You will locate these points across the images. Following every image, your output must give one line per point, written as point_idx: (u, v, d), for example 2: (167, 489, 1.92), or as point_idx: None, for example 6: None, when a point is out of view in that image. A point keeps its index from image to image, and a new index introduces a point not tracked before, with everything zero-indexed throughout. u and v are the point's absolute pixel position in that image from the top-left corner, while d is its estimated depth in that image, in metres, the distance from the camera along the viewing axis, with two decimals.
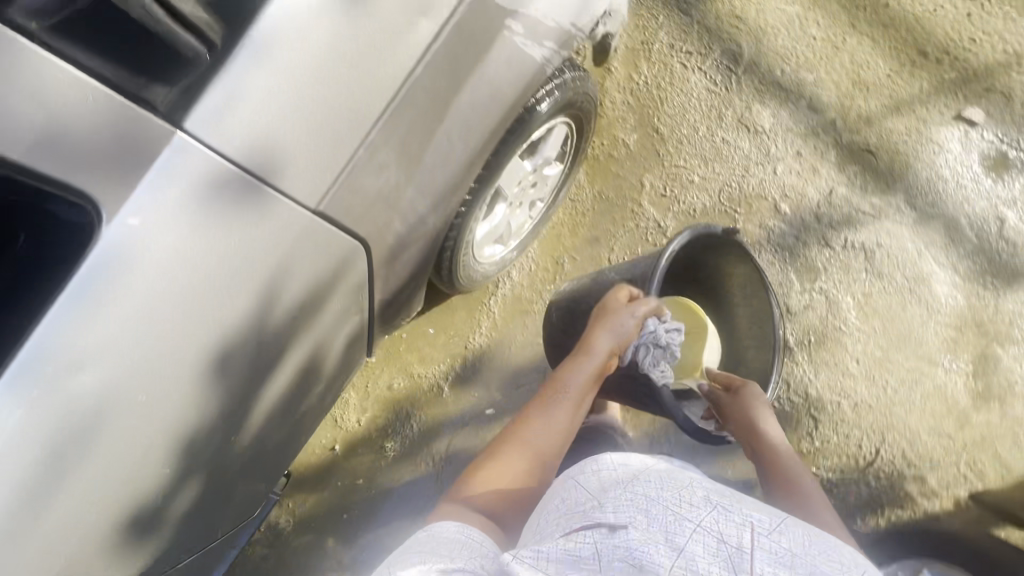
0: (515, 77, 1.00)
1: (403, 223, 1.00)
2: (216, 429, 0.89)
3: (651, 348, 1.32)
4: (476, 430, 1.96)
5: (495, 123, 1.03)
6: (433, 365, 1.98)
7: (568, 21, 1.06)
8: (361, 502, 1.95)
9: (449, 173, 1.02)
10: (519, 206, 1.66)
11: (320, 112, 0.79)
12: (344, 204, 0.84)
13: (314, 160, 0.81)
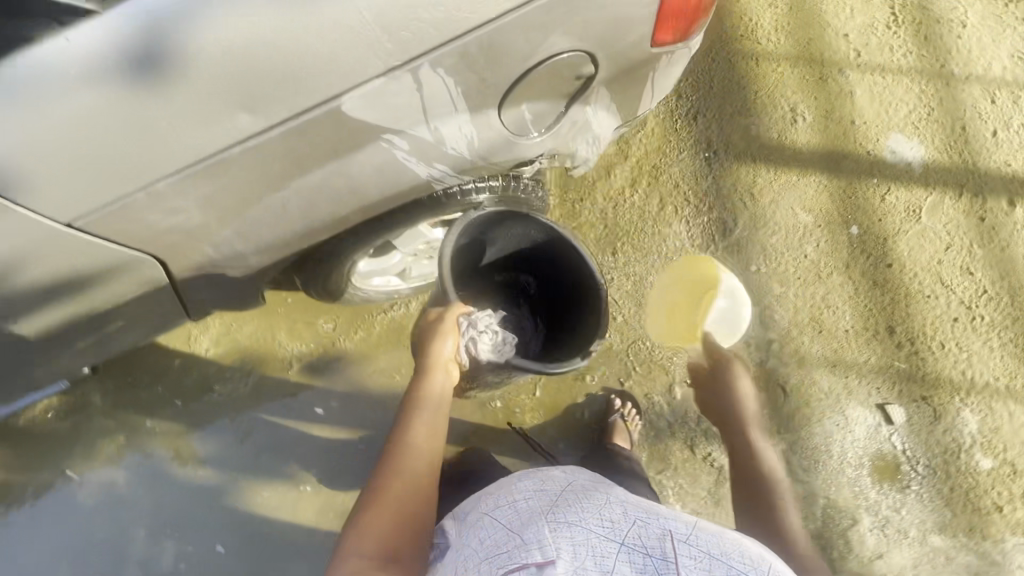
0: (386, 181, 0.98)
1: (217, 251, 1.00)
2: None
3: (477, 340, 1.24)
4: (298, 417, 1.97)
5: (353, 209, 1.01)
6: (297, 340, 2.00)
7: (478, 155, 1.03)
8: (161, 417, 1.97)
9: (284, 231, 1.00)
10: (428, 258, 1.63)
11: (78, 158, 0.82)
12: (114, 225, 0.89)
13: (72, 190, 0.84)
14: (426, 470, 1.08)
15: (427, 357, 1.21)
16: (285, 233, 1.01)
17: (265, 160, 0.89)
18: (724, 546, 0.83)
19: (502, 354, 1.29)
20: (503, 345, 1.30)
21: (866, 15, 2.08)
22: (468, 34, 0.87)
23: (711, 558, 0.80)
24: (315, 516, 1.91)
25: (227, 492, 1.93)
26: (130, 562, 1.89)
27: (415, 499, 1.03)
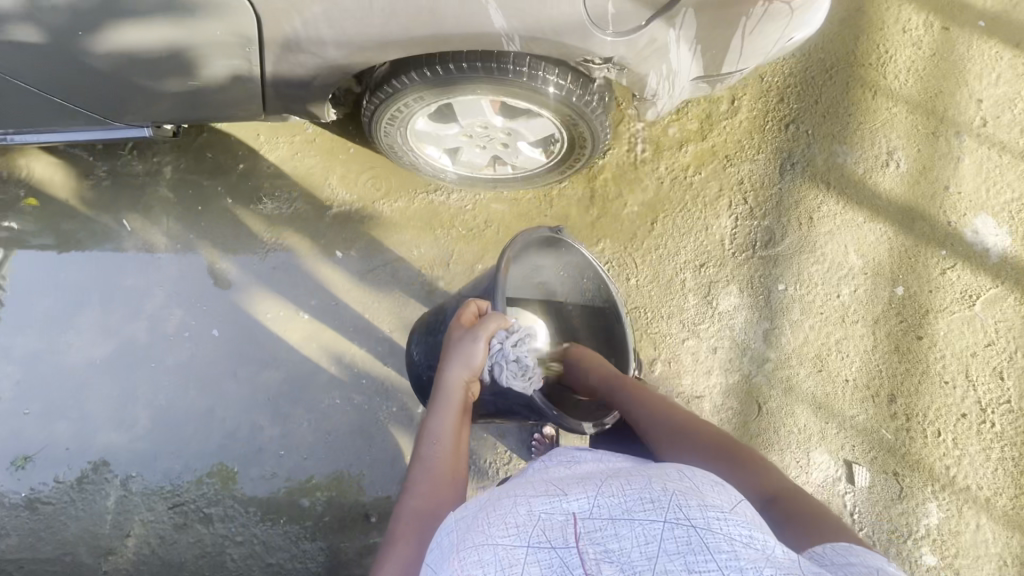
0: (463, 17, 1.07)
1: (303, 28, 1.14)
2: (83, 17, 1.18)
3: (504, 365, 1.25)
4: (319, 253, 2.14)
5: (427, 35, 1.11)
6: (344, 188, 2.16)
7: (553, 30, 1.09)
8: (214, 208, 2.22)
9: (360, 30, 1.12)
10: (480, 147, 1.74)
11: None
12: None
13: None
14: (439, 483, 1.09)
15: (448, 370, 1.23)
16: (362, 33, 1.13)
17: None
18: (659, 500, 0.78)
19: (526, 381, 1.29)
20: (531, 374, 1.30)
21: (1010, 90, 1.94)
22: None
23: (629, 520, 0.75)
24: (298, 343, 2.07)
25: (238, 291, 2.14)
26: (143, 314, 2.15)
27: (425, 510, 1.04)
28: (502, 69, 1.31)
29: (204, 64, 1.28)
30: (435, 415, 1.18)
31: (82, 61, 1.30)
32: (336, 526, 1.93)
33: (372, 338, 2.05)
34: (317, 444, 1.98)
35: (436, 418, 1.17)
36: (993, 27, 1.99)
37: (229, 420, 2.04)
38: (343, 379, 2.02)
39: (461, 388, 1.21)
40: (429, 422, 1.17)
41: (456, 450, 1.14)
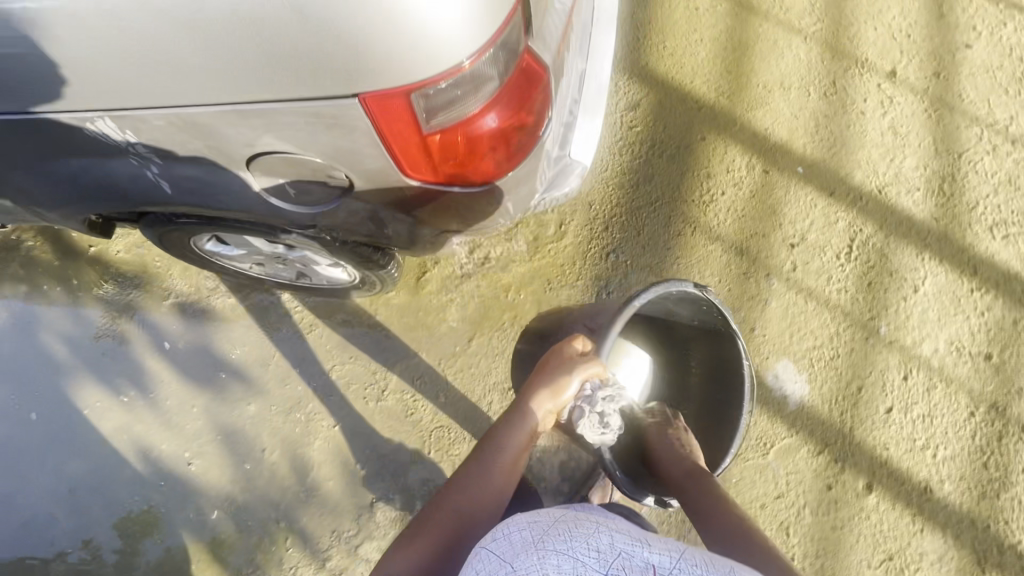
0: (146, 189, 1.19)
1: (13, 180, 1.26)
2: None
3: (587, 412, 1.35)
4: (146, 343, 2.14)
5: (127, 199, 1.24)
6: (182, 279, 2.18)
7: (238, 205, 1.18)
8: (55, 288, 2.23)
9: (62, 186, 1.24)
10: (282, 265, 1.79)
11: None
12: None
13: None
14: (494, 488, 1.17)
15: (536, 393, 1.32)
16: (66, 189, 1.25)
17: (25, 135, 1.09)
18: None
19: (603, 435, 1.36)
20: (606, 428, 1.37)
21: (820, 237, 1.99)
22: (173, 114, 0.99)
23: None
24: (110, 434, 2.05)
25: (62, 375, 2.13)
26: None
27: (466, 527, 1.09)
28: (268, 229, 1.29)
29: None
30: (509, 427, 1.27)
31: None
32: None
33: (181, 435, 2.03)
34: (110, 544, 1.94)
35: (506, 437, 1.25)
36: (811, 174, 2.06)
37: (28, 510, 2.00)
38: (147, 475, 2.00)
39: (539, 410, 1.29)
40: (499, 435, 1.25)
41: (515, 465, 1.22)
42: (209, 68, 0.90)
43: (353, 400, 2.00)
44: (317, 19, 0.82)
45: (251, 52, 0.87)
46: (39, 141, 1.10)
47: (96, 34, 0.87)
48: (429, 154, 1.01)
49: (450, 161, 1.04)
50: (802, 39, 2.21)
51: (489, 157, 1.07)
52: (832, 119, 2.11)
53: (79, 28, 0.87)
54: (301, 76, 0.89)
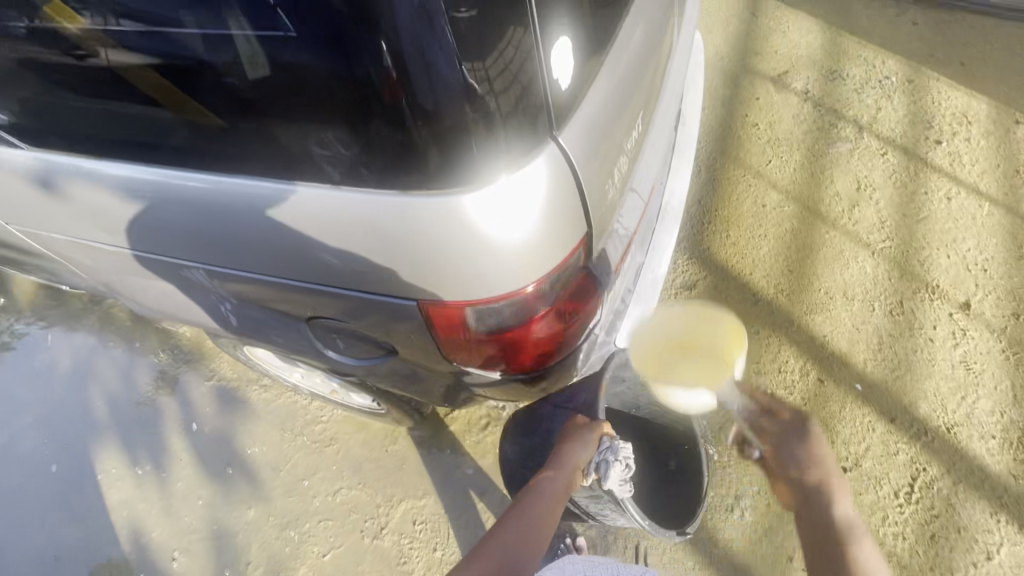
0: (223, 320, 1.32)
1: (118, 289, 1.43)
2: None
3: (613, 465, 1.17)
4: (178, 419, 2.21)
5: (206, 322, 1.37)
6: (230, 364, 2.29)
7: (298, 347, 1.29)
8: (121, 347, 2.40)
9: (155, 303, 1.39)
10: (323, 381, 1.86)
11: (19, 203, 1.25)
12: (46, 241, 1.35)
13: (17, 212, 1.29)
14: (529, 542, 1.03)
15: (561, 451, 1.20)
16: (158, 305, 1.40)
17: (136, 266, 1.25)
18: None
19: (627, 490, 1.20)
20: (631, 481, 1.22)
21: (877, 467, 1.83)
22: (259, 280, 1.12)
23: None
24: (113, 506, 2.05)
25: (95, 434, 2.21)
26: (9, 429, 2.26)
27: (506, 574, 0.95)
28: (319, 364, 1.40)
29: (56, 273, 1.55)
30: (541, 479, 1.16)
31: None
32: None
33: (176, 524, 1.99)
34: None
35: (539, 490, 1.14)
36: (871, 394, 1.95)
37: (11, 566, 1.98)
38: (131, 560, 1.95)
39: (566, 466, 1.17)
40: (528, 492, 1.14)
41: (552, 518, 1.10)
42: (301, 259, 1.02)
43: (348, 530, 1.91)
44: (391, 245, 0.92)
45: (339, 255, 0.98)
46: (146, 272, 1.26)
47: (215, 216, 1.02)
48: (472, 348, 1.05)
49: (494, 356, 1.07)
50: (870, 253, 2.22)
51: (534, 355, 1.09)
52: (897, 340, 2.04)
53: (204, 209, 1.02)
54: (376, 279, 0.98)
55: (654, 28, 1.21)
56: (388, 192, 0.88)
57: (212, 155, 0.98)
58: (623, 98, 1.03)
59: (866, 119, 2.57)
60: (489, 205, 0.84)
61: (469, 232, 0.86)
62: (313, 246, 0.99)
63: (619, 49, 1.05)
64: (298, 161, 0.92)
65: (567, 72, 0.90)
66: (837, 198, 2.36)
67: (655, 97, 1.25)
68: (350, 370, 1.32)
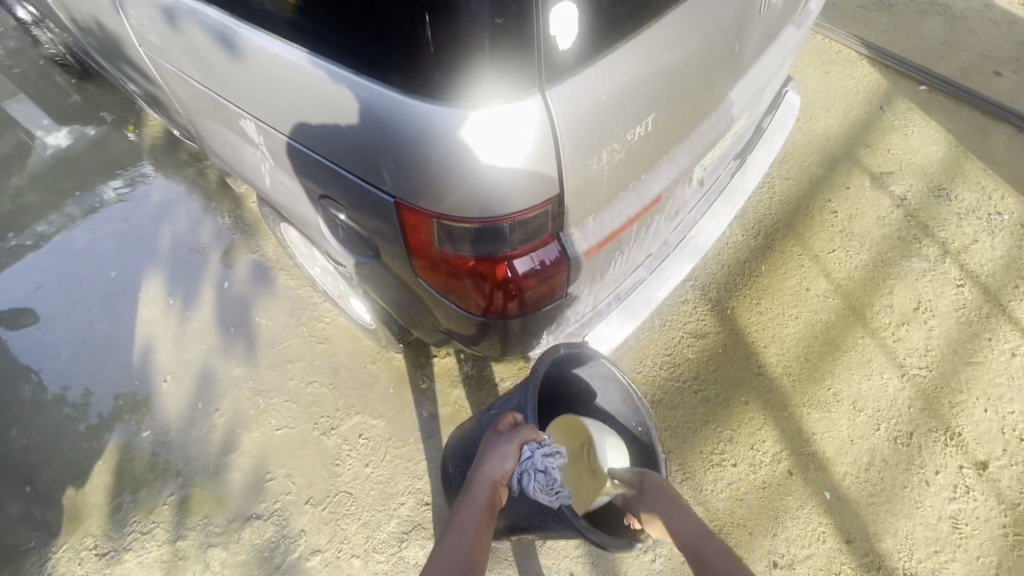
0: (277, 191, 1.44)
1: (204, 135, 1.57)
2: (108, 40, 1.66)
3: (534, 474, 1.15)
4: (217, 274, 2.51)
5: (263, 188, 1.50)
6: (274, 247, 2.57)
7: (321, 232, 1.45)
8: (200, 202, 2.77)
9: (229, 158, 1.53)
10: (336, 282, 2.05)
11: (146, 32, 1.38)
12: (159, 72, 1.48)
13: (143, 40, 1.42)
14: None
15: (479, 469, 1.16)
16: (232, 161, 1.54)
17: (223, 118, 1.37)
18: None
19: (554, 495, 1.16)
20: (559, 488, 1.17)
21: None
22: (314, 158, 1.21)
23: None
24: (140, 321, 2.38)
25: (152, 261, 2.57)
26: (96, 233, 2.69)
27: None
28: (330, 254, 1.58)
29: (168, 107, 1.73)
30: (465, 502, 1.09)
31: (113, 58, 1.82)
32: (8, 469, 2.05)
33: (178, 355, 2.28)
34: (73, 398, 2.19)
35: (463, 512, 1.06)
36: (836, 506, 1.84)
37: (51, 335, 2.37)
38: (134, 368, 2.26)
39: (490, 484, 1.12)
40: (454, 514, 1.06)
41: (483, 540, 1.02)
42: (321, 133, 1.14)
43: (306, 418, 2.09)
44: (415, 153, 1.00)
45: (352, 138, 1.09)
46: (228, 126, 1.38)
47: (293, 87, 1.12)
48: (436, 259, 1.16)
49: (453, 276, 1.19)
50: (899, 374, 2.08)
51: (486, 292, 1.19)
52: (890, 468, 1.90)
53: (286, 79, 1.12)
54: (373, 170, 1.10)
55: (726, 44, 1.20)
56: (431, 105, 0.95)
57: (303, 30, 1.07)
58: (649, 90, 1.04)
59: (957, 246, 2.39)
60: (486, 132, 0.92)
61: (451, 152, 0.95)
62: (334, 123, 1.10)
63: (680, 56, 1.08)
64: (339, 45, 1.03)
65: (572, 38, 0.92)
66: (888, 310, 2.23)
67: (699, 113, 1.25)
68: (350, 265, 1.49)
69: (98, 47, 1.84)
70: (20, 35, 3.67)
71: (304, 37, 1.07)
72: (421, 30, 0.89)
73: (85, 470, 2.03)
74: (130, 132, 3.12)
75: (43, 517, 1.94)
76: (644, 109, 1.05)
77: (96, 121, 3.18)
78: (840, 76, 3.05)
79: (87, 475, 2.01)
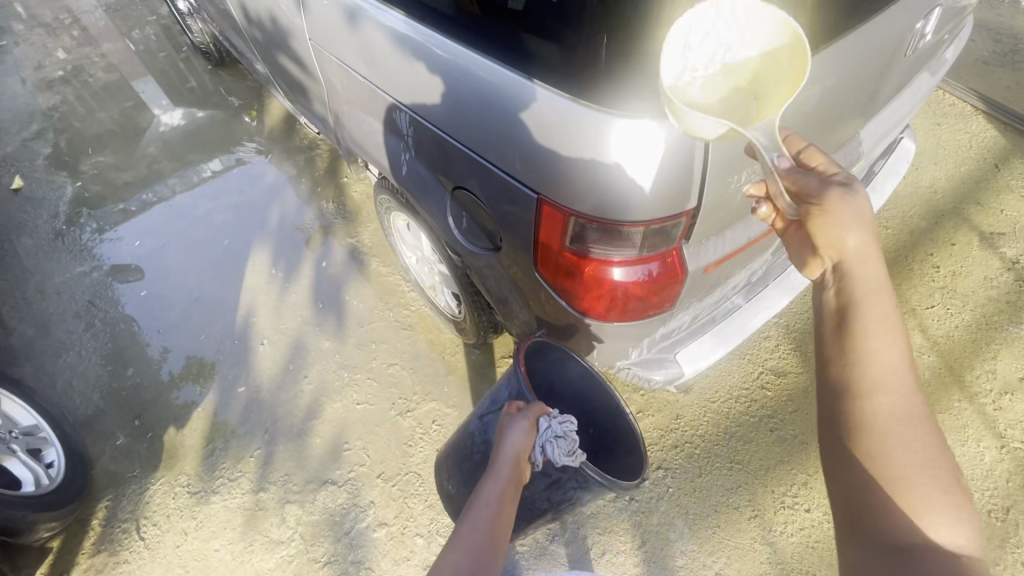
0: (408, 180, 1.56)
1: (347, 124, 1.74)
2: (276, 33, 1.88)
3: (552, 441, 1.28)
4: (317, 253, 2.71)
5: (394, 176, 1.63)
6: (371, 235, 2.75)
7: (442, 221, 1.54)
8: (309, 186, 3.00)
9: (368, 146, 1.68)
10: (431, 272, 2.17)
11: (318, 27, 1.55)
12: (320, 63, 1.66)
13: (313, 34, 1.61)
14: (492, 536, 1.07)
15: (501, 447, 1.28)
16: (369, 149, 1.69)
17: (375, 109, 1.52)
18: None
19: (575, 457, 1.30)
20: (577, 450, 1.31)
21: None
22: (458, 151, 1.32)
23: None
24: (246, 287, 2.60)
25: (261, 234, 2.80)
26: (215, 203, 2.97)
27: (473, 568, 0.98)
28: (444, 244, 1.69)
29: (315, 96, 1.93)
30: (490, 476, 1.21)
31: (272, 49, 2.05)
32: (120, 402, 2.27)
33: (275, 322, 2.46)
34: (181, 347, 2.41)
35: (489, 485, 1.18)
36: None
37: (168, 289, 2.62)
38: (236, 328, 2.46)
39: (512, 460, 1.24)
40: (480, 485, 1.19)
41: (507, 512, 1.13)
42: (473, 127, 1.24)
43: (384, 397, 2.21)
44: (566, 153, 1.07)
45: (505, 138, 1.18)
46: (378, 116, 1.52)
47: (455, 82, 1.23)
48: (556, 254, 1.23)
49: (568, 276, 1.25)
50: (999, 445, 1.96)
51: (597, 295, 1.25)
52: (982, 542, 1.78)
53: (451, 75, 1.23)
54: (518, 165, 1.18)
55: (868, 84, 1.22)
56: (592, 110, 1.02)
57: (475, 37, 1.19)
58: (793, 119, 1.08)
59: None
60: (640, 140, 0.98)
61: (599, 154, 1.02)
62: (488, 121, 1.20)
63: (825, 91, 1.12)
64: (510, 50, 1.14)
65: (743, 58, 1.00)
66: (990, 376, 2.11)
67: (830, 147, 1.28)
68: (464, 256, 1.58)
69: (262, 38, 2.08)
70: (170, 26, 4.13)
71: (479, 42, 1.19)
72: (599, 40, 0.99)
73: (184, 415, 2.22)
74: (252, 118, 3.42)
75: (144, 449, 2.14)
76: None
77: (224, 105, 3.51)
78: (953, 130, 2.94)
79: (185, 420, 2.20)
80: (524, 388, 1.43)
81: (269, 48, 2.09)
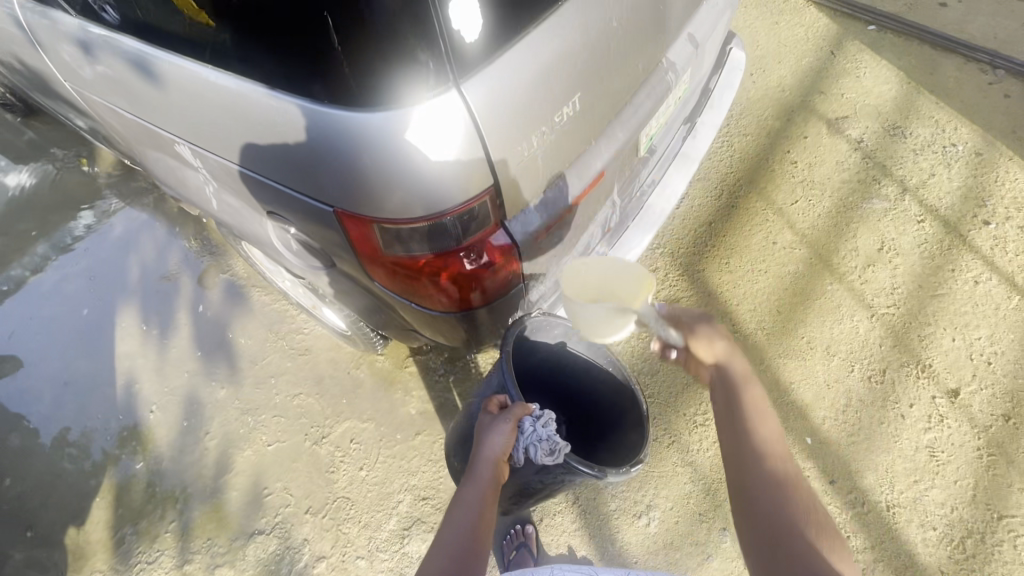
0: (226, 215, 1.45)
1: (151, 170, 1.59)
2: (42, 77, 1.65)
3: (535, 444, 1.22)
4: (191, 298, 2.50)
5: (213, 214, 1.51)
6: (244, 265, 2.55)
7: (274, 249, 1.44)
8: (165, 228, 2.73)
9: (179, 189, 1.54)
10: (306, 293, 2.05)
11: (81, 73, 1.40)
12: (99, 111, 1.50)
13: (79, 82, 1.45)
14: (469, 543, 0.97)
15: (480, 449, 1.18)
16: (181, 191, 1.55)
17: (164, 150, 1.38)
18: None
19: (554, 456, 1.24)
20: (559, 450, 1.24)
21: None
22: (252, 179, 1.22)
23: None
24: (120, 355, 2.37)
25: (124, 293, 2.55)
26: (63, 272, 2.66)
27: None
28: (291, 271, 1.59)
29: (113, 141, 1.73)
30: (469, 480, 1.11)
31: (47, 92, 1.79)
32: (7, 517, 2.06)
33: (161, 384, 2.28)
34: (62, 439, 2.20)
35: (466, 491, 1.09)
36: (818, 450, 1.90)
37: (30, 380, 2.36)
38: (118, 402, 2.26)
39: (493, 461, 1.14)
40: (458, 494, 1.09)
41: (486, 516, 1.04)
42: (257, 151, 1.14)
43: (294, 430, 2.11)
44: (345, 162, 1.00)
45: (286, 155, 1.09)
46: (169, 156, 1.39)
47: (221, 109, 1.13)
48: (380, 260, 1.17)
49: (411, 279, 1.19)
50: (869, 315, 2.13)
51: (448, 289, 1.20)
52: (867, 406, 1.96)
53: (214, 102, 1.13)
54: (314, 178, 1.08)
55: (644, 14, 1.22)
56: (352, 114, 0.96)
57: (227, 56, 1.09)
58: (568, 72, 1.06)
59: (916, 182, 2.43)
60: (414, 130, 0.93)
61: (383, 160, 0.96)
62: (267, 143, 1.11)
63: (596, 36, 1.10)
64: (263, 65, 1.05)
65: (479, 28, 0.95)
66: (853, 254, 2.27)
67: (629, 85, 1.27)
68: (311, 278, 1.49)
69: (33, 84, 1.81)
70: None
71: (235, 62, 1.08)
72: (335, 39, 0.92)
73: (84, 509, 2.04)
74: (86, 166, 3.03)
75: (47, 559, 1.97)
76: (569, 90, 1.08)
77: (48, 158, 3.08)
78: (790, 26, 3.04)
79: (86, 514, 2.03)
80: (509, 380, 1.32)
81: (42, 90, 1.82)
